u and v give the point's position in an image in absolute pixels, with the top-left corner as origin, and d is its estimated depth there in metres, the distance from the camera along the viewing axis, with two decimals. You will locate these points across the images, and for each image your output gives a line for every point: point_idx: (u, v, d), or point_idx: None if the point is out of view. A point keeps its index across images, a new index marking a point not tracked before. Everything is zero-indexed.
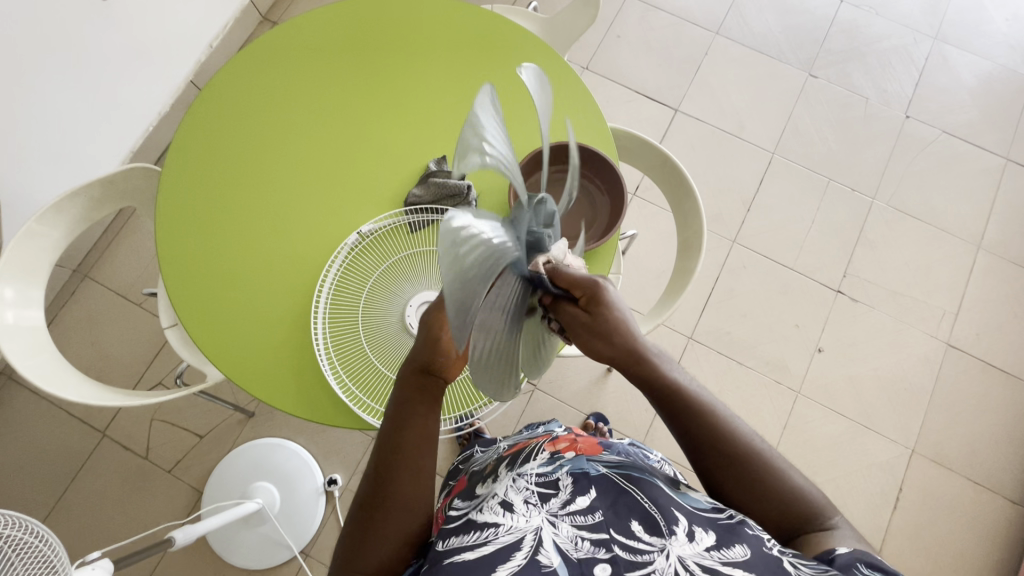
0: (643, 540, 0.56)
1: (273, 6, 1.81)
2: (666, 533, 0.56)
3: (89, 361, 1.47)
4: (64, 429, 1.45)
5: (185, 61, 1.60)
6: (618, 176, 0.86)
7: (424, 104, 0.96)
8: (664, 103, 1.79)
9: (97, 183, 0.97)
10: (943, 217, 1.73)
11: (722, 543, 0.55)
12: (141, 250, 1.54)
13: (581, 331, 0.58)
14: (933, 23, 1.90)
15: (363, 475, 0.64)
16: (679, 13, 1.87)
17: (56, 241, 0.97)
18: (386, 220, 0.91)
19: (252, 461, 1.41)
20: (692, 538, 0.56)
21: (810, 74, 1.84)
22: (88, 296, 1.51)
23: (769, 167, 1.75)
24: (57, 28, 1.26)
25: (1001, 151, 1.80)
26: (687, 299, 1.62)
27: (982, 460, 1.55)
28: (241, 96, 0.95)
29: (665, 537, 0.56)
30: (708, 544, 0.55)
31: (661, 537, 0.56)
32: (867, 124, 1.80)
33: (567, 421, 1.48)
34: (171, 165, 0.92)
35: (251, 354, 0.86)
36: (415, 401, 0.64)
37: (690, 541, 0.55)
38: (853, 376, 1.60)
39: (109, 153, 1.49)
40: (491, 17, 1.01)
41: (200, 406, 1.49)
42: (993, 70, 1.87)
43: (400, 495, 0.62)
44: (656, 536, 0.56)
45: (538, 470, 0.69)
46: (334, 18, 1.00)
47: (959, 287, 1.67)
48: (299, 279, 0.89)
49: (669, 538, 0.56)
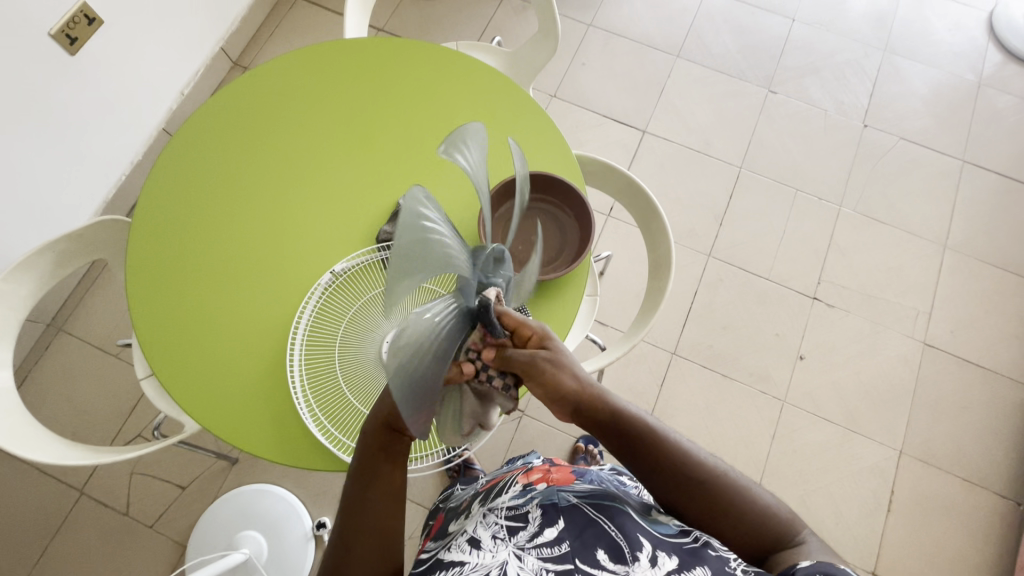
0: (607, 569, 0.57)
1: (243, 52, 1.84)
2: (630, 559, 0.58)
3: (65, 417, 1.43)
4: (39, 489, 1.41)
5: (157, 110, 1.61)
6: (585, 205, 0.89)
7: (393, 141, 0.98)
8: (632, 125, 1.84)
9: (66, 237, 0.96)
10: (908, 219, 1.78)
11: (684, 566, 0.57)
12: (117, 300, 1.53)
13: (541, 367, 0.58)
14: (881, 37, 1.99)
15: (329, 542, 0.63)
16: (640, 39, 1.94)
17: (24, 298, 0.95)
18: (359, 258, 0.92)
19: (238, 509, 1.37)
20: (654, 562, 0.57)
21: (771, 90, 1.91)
22: (63, 351, 1.48)
23: (738, 181, 1.79)
24: (25, 86, 1.27)
25: (957, 153, 1.87)
26: (666, 315, 1.63)
27: (968, 457, 1.57)
28: (208, 145, 0.96)
29: (628, 564, 0.57)
30: (669, 568, 0.57)
31: (625, 564, 0.57)
32: (829, 134, 1.87)
33: (556, 446, 1.47)
34: (138, 217, 0.91)
35: (226, 402, 0.85)
36: (377, 459, 0.63)
37: (652, 566, 0.57)
38: (835, 380, 1.61)
39: (81, 204, 1.49)
40: (454, 56, 1.04)
41: (182, 456, 1.45)
42: (942, 78, 1.95)
43: (368, 556, 0.62)
44: (620, 564, 0.57)
45: (509, 503, 0.68)
46: (296, 61, 1.02)
47: (930, 287, 1.71)
48: (275, 322, 0.89)
49: (632, 565, 0.57)
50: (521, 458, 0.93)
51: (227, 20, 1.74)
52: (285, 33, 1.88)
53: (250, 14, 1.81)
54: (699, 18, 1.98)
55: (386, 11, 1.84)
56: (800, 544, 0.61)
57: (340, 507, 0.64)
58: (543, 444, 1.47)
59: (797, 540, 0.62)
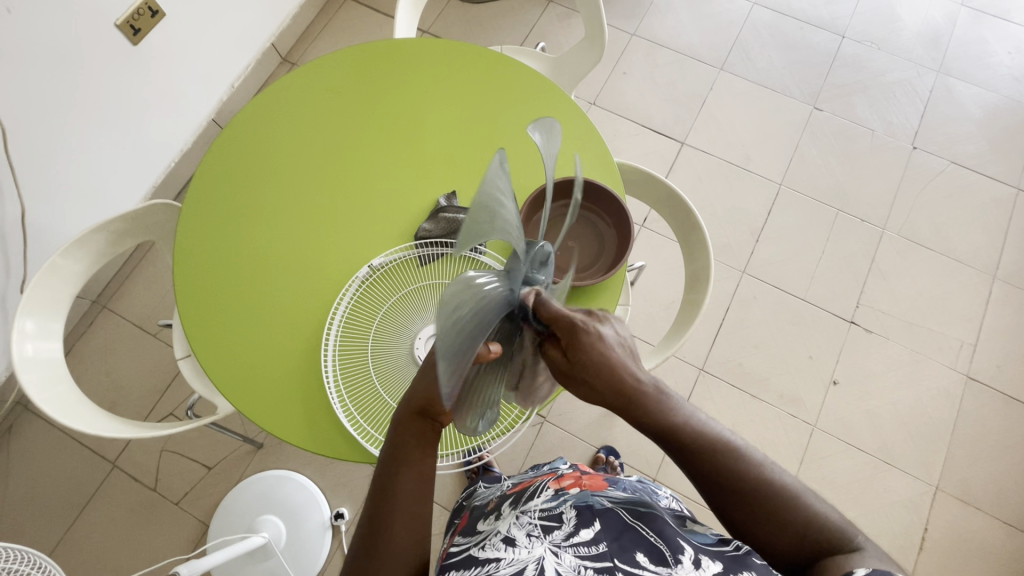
0: (648, 569, 0.57)
1: (292, 48, 1.90)
2: (672, 561, 0.57)
3: (103, 392, 1.49)
4: (75, 459, 1.46)
5: (209, 101, 1.67)
6: (625, 210, 0.88)
7: (435, 142, 0.99)
8: (671, 136, 1.82)
9: (119, 218, 1.00)
10: (955, 247, 1.71)
11: (729, 571, 0.57)
12: (160, 282, 1.58)
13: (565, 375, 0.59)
14: (936, 57, 1.93)
15: (358, 524, 0.65)
16: (684, 50, 1.93)
17: (78, 275, 1.00)
18: (397, 254, 0.93)
19: (260, 493, 1.40)
20: (698, 566, 0.57)
21: (815, 107, 1.87)
22: (106, 328, 1.54)
23: (777, 198, 1.76)
24: (90, 75, 1.34)
25: (1012, 181, 1.79)
26: (696, 330, 1.61)
27: (1010, 498, 1.49)
28: (256, 140, 0.98)
29: (671, 566, 0.57)
30: (714, 572, 0.56)
31: (667, 566, 0.57)
32: (875, 156, 1.81)
33: (576, 455, 1.46)
34: (188, 203, 0.95)
35: (261, 389, 0.87)
36: (409, 443, 0.65)
37: (696, 569, 0.56)
38: (870, 409, 1.56)
39: (132, 188, 1.55)
40: (503, 59, 1.05)
41: (209, 437, 1.49)
42: (998, 102, 1.88)
43: (403, 540, 0.63)
44: (662, 566, 0.57)
45: (542, 505, 0.68)
46: (344, 60, 1.04)
47: (976, 319, 1.64)
48: (311, 313, 0.90)
49: (675, 566, 0.57)
50: (547, 463, 0.94)
51: (280, 18, 1.80)
52: (332, 32, 1.93)
53: (301, 12, 1.87)
54: (745, 32, 1.95)
55: (432, 14, 1.87)
56: (852, 551, 0.58)
57: (369, 492, 0.66)
58: (563, 452, 1.46)
59: (850, 547, 0.59)
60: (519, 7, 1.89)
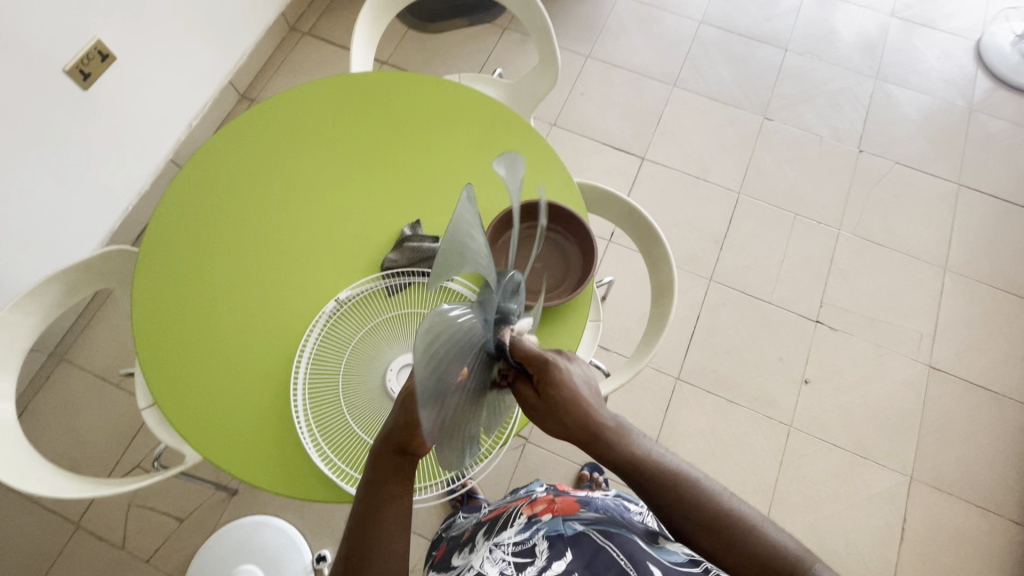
0: None
1: (250, 84, 1.89)
2: None
3: (63, 449, 1.42)
4: (34, 523, 1.38)
5: (166, 140, 1.65)
6: (587, 229, 0.90)
7: (395, 171, 1.00)
8: (631, 152, 1.87)
9: (73, 268, 0.97)
10: (907, 242, 1.79)
11: None
12: (121, 329, 1.53)
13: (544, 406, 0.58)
14: (872, 65, 2.04)
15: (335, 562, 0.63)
16: (637, 69, 2.00)
17: (29, 329, 0.96)
18: (363, 286, 0.92)
19: (237, 542, 1.33)
20: None
21: (766, 117, 1.95)
22: (64, 381, 1.48)
23: (737, 207, 1.81)
24: (38, 124, 1.31)
25: (952, 177, 1.89)
26: (669, 339, 1.63)
27: (980, 481, 1.54)
28: (214, 180, 0.97)
29: None
30: None
31: None
32: (825, 160, 1.89)
33: (561, 474, 1.45)
34: (147, 248, 0.92)
35: (228, 434, 0.84)
36: (388, 478, 0.63)
37: None
38: (841, 405, 1.60)
39: (88, 235, 1.51)
40: (460, 88, 1.07)
41: (179, 487, 1.43)
42: (933, 104, 2.00)
43: None
44: None
45: (516, 537, 0.70)
46: (304, 96, 1.04)
47: (932, 310, 1.71)
48: (279, 352, 0.89)
49: None
50: (524, 487, 0.93)
51: (236, 54, 1.80)
52: (289, 68, 1.93)
53: (257, 48, 1.87)
54: (693, 49, 2.03)
55: (390, 45, 1.90)
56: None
57: (346, 530, 0.64)
58: (547, 473, 1.45)
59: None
60: (476, 35, 1.93)
